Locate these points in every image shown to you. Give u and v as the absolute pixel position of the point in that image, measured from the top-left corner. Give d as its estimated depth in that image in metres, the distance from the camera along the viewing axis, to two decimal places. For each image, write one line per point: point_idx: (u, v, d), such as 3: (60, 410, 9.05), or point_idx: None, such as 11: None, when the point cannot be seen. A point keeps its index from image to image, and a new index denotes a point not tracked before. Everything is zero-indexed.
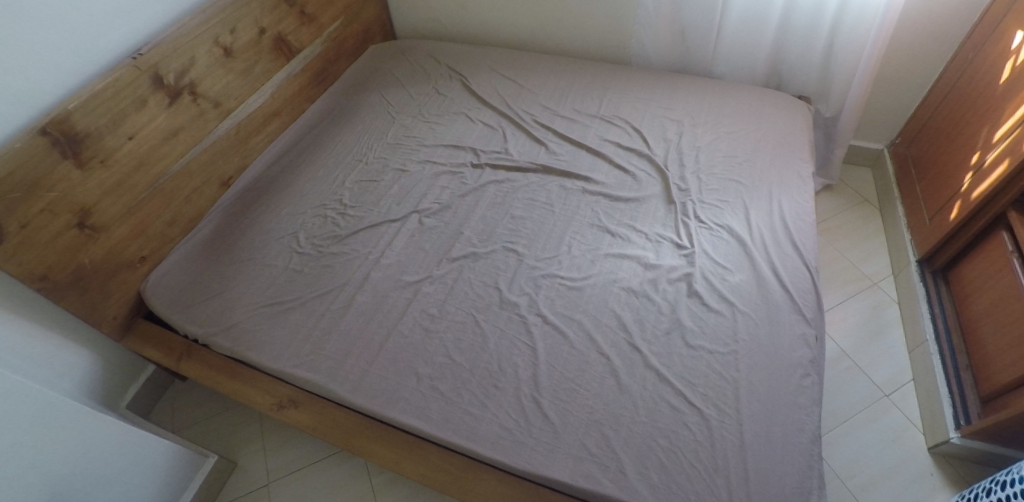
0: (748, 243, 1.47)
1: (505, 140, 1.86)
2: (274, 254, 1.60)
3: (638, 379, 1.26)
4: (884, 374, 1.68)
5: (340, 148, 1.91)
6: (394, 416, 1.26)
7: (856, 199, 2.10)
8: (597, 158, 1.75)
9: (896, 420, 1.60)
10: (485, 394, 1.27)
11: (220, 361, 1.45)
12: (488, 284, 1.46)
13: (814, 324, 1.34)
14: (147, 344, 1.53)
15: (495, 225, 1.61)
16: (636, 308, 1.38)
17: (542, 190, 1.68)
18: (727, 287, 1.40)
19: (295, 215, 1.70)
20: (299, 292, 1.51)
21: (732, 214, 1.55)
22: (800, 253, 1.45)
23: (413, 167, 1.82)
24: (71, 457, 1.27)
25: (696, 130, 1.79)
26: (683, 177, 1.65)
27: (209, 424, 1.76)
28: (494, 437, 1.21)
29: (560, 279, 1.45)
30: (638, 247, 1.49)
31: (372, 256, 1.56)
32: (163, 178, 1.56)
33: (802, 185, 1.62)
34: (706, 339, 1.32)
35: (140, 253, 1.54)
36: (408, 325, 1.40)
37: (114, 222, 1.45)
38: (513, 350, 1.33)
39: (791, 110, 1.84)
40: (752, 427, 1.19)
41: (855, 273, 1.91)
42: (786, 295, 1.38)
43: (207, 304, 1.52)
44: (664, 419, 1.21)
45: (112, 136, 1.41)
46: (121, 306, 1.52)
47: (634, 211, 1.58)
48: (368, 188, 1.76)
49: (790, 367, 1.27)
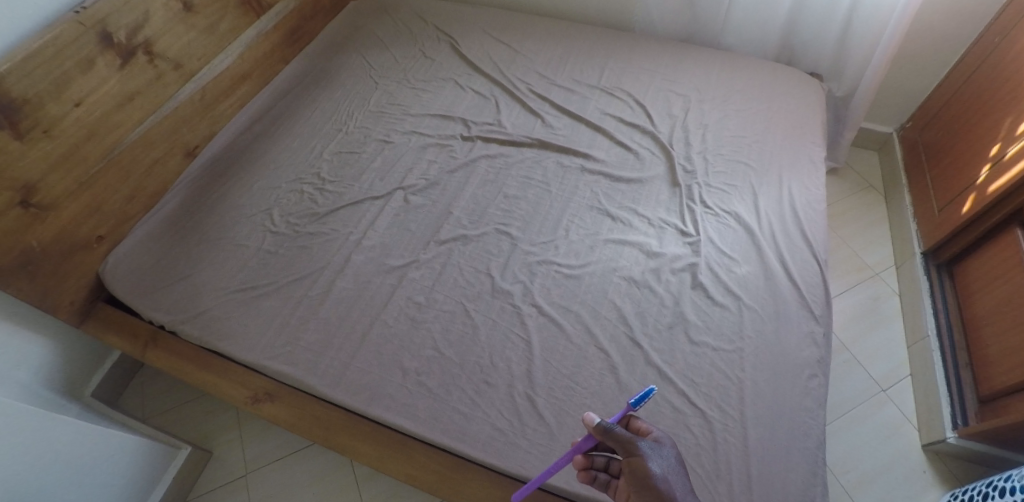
0: (755, 233, 1.39)
1: (498, 111, 1.73)
2: (246, 234, 1.49)
3: (639, 376, 1.19)
4: (882, 368, 1.64)
5: (318, 116, 1.77)
6: (378, 414, 1.18)
7: (861, 183, 2.03)
8: (597, 134, 1.64)
9: (892, 415, 1.56)
10: (476, 391, 1.18)
11: (190, 351, 1.35)
12: (480, 270, 1.36)
13: (822, 321, 1.27)
14: (109, 331, 1.42)
15: (486, 205, 1.50)
16: (637, 300, 1.29)
17: (538, 166, 1.57)
18: (734, 280, 1.32)
19: (269, 190, 1.58)
20: (273, 276, 1.40)
21: (740, 199, 1.47)
22: (810, 244, 1.38)
23: (398, 138, 1.69)
24: (26, 457, 1.17)
25: (703, 107, 1.69)
26: (688, 157, 1.55)
27: (182, 412, 1.69)
28: (485, 438, 1.13)
29: (557, 266, 1.35)
30: (641, 234, 1.40)
31: (354, 237, 1.45)
32: (119, 148, 1.41)
33: (812, 170, 1.54)
34: (711, 335, 1.24)
35: (97, 232, 1.41)
36: (393, 314, 1.30)
37: (64, 200, 1.31)
38: (506, 343, 1.24)
39: (802, 89, 1.74)
40: (756, 430, 1.13)
41: (856, 262, 1.85)
42: (793, 289, 1.31)
43: (175, 288, 1.41)
44: (665, 421, 1.14)
45: (56, 103, 1.26)
46: (79, 290, 1.40)
47: (636, 193, 1.49)
48: (348, 161, 1.64)
49: (797, 367, 1.21)
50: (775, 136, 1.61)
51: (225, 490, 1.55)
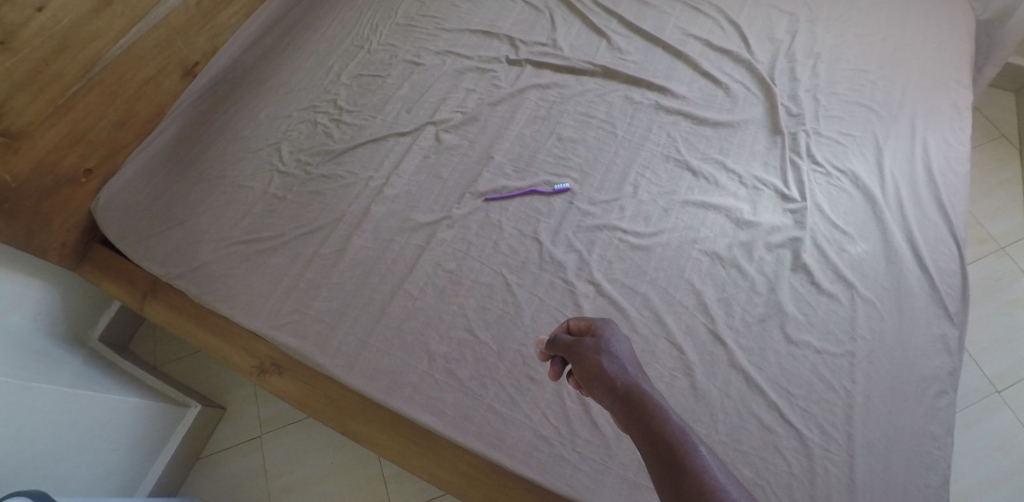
0: (878, 200, 1.09)
1: (553, 28, 1.40)
2: (252, 172, 1.28)
3: (720, 382, 0.96)
4: (999, 365, 1.36)
5: (336, 31, 1.50)
6: (398, 406, 0.98)
7: (990, 131, 1.66)
8: (676, 60, 1.31)
9: (1010, 421, 1.30)
10: (516, 388, 0.98)
11: (191, 307, 1.17)
12: (526, 233, 1.11)
13: (959, 322, 0.99)
14: (105, 275, 1.23)
15: (536, 148, 1.22)
16: (721, 282, 1.04)
17: (601, 101, 1.27)
18: (847, 262, 1.04)
19: (278, 119, 1.35)
20: (280, 227, 1.18)
21: (859, 154, 1.15)
22: (948, 219, 1.07)
23: (430, 58, 1.40)
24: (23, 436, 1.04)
25: (815, 29, 1.32)
26: (795, 96, 1.22)
27: (195, 361, 1.56)
28: (527, 448, 0.93)
29: (622, 233, 1.10)
30: (729, 196, 1.12)
31: (375, 183, 1.21)
32: (100, 64, 1.16)
33: (956, 117, 1.19)
34: (814, 334, 0.99)
35: (83, 164, 1.20)
36: (419, 284, 1.08)
37: (38, 127, 1.09)
38: (555, 329, 1.01)
39: (946, 8, 1.34)
40: (866, 462, 0.90)
41: (977, 231, 1.53)
42: (924, 277, 1.03)
43: (172, 235, 1.22)
44: (751, 441, 0.91)
45: (14, 6, 1.01)
46: (70, 229, 1.21)
47: (725, 142, 1.18)
48: (370, 86, 1.37)
49: (922, 381, 0.95)
50: (909, 71, 1.25)
51: (239, 451, 1.43)
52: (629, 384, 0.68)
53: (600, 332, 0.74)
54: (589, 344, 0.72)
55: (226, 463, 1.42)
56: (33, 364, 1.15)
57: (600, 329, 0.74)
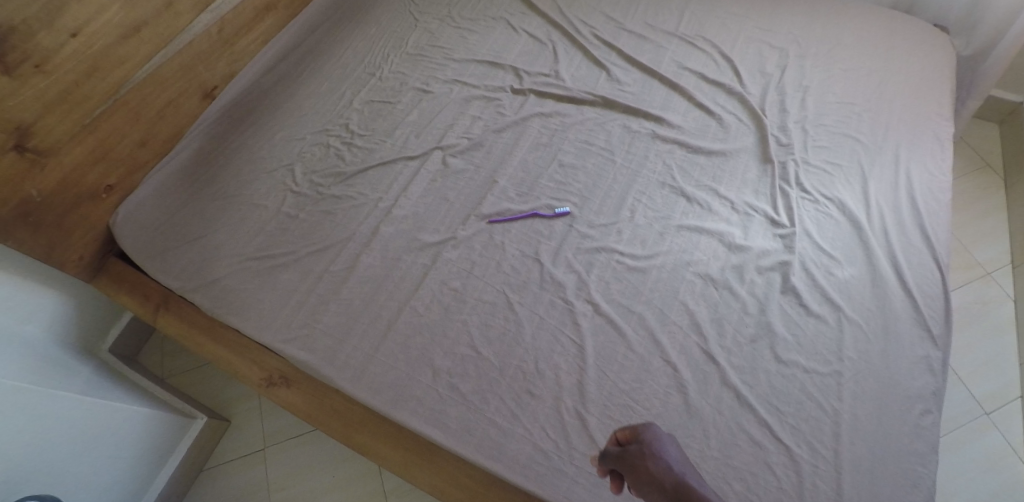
0: (863, 226, 1.14)
1: (556, 60, 1.47)
2: (266, 192, 1.33)
3: (712, 399, 1.00)
4: (987, 387, 1.40)
5: (349, 58, 1.57)
6: (403, 419, 1.02)
7: (975, 161, 1.72)
8: (672, 92, 1.38)
9: (998, 442, 1.33)
10: (517, 403, 1.02)
11: (204, 320, 1.21)
12: (528, 254, 1.17)
13: (942, 344, 1.04)
14: (120, 288, 1.28)
15: (538, 174, 1.28)
16: (713, 303, 1.08)
17: (600, 129, 1.33)
18: (834, 285, 1.09)
19: (292, 142, 1.41)
20: (292, 245, 1.24)
21: (845, 182, 1.21)
22: (931, 245, 1.12)
23: (438, 86, 1.47)
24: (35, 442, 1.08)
25: (804, 64, 1.40)
26: (784, 127, 1.29)
27: (202, 375, 1.60)
28: (526, 461, 0.97)
29: (619, 255, 1.15)
30: (721, 220, 1.17)
31: (383, 205, 1.27)
32: (126, 86, 1.24)
33: (938, 148, 1.25)
34: (803, 354, 1.03)
35: (105, 181, 1.26)
36: (425, 301, 1.13)
37: (65, 144, 1.15)
38: (554, 347, 1.06)
39: (928, 45, 1.41)
40: (853, 478, 0.93)
41: (964, 257, 1.58)
42: (908, 301, 1.07)
43: (187, 250, 1.27)
44: (742, 457, 0.95)
45: (49, 32, 1.08)
46: (88, 243, 1.26)
47: (718, 169, 1.24)
48: (380, 111, 1.44)
49: (906, 400, 0.99)
50: (893, 104, 1.32)
51: (242, 465, 1.46)
52: (679, 485, 0.74)
53: (643, 436, 0.81)
54: (635, 451, 0.79)
55: (229, 476, 1.45)
56: (45, 374, 1.19)
57: (642, 433, 0.81)
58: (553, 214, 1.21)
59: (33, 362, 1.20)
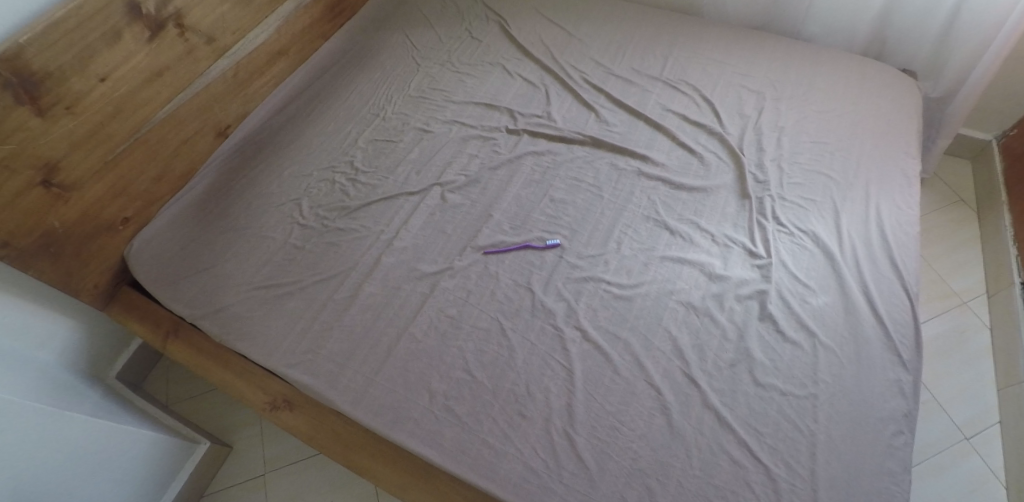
0: (836, 257, 1.22)
1: (548, 102, 1.57)
2: (274, 224, 1.41)
3: (694, 420, 1.05)
4: (967, 413, 1.45)
5: (354, 99, 1.67)
6: (400, 440, 1.07)
7: (949, 196, 1.81)
8: (656, 132, 1.47)
9: (979, 466, 1.37)
10: (509, 424, 1.07)
11: (211, 347, 1.27)
12: (520, 283, 1.24)
13: (912, 368, 1.09)
14: (132, 316, 1.35)
15: (531, 208, 1.36)
16: (695, 330, 1.15)
17: (590, 167, 1.42)
18: (808, 312, 1.16)
19: (300, 177, 1.50)
20: (298, 275, 1.31)
21: (819, 216, 1.29)
22: (900, 275, 1.19)
23: (438, 126, 1.56)
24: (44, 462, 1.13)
25: (780, 106, 1.49)
26: (761, 165, 1.38)
27: (206, 401, 1.64)
28: (517, 479, 1.02)
29: (606, 284, 1.22)
30: (702, 252, 1.25)
31: (385, 237, 1.34)
32: (146, 127, 1.33)
33: (906, 184, 1.33)
34: (779, 378, 1.09)
35: (122, 214, 1.34)
36: (423, 328, 1.20)
37: (88, 179, 1.24)
38: (544, 371, 1.12)
39: (895, 88, 1.51)
40: (829, 495, 0.98)
41: (941, 287, 1.65)
42: (879, 328, 1.14)
43: (196, 279, 1.34)
44: (722, 476, 1.00)
45: (80, 77, 1.17)
46: (103, 272, 1.34)
47: (699, 204, 1.33)
48: (384, 150, 1.53)
49: (879, 421, 1.04)
50: (863, 143, 1.41)
51: (242, 490, 1.50)
52: None
53: None
54: None
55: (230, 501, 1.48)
56: (55, 398, 1.25)
57: None
58: (544, 246, 1.28)
59: (42, 388, 1.25)
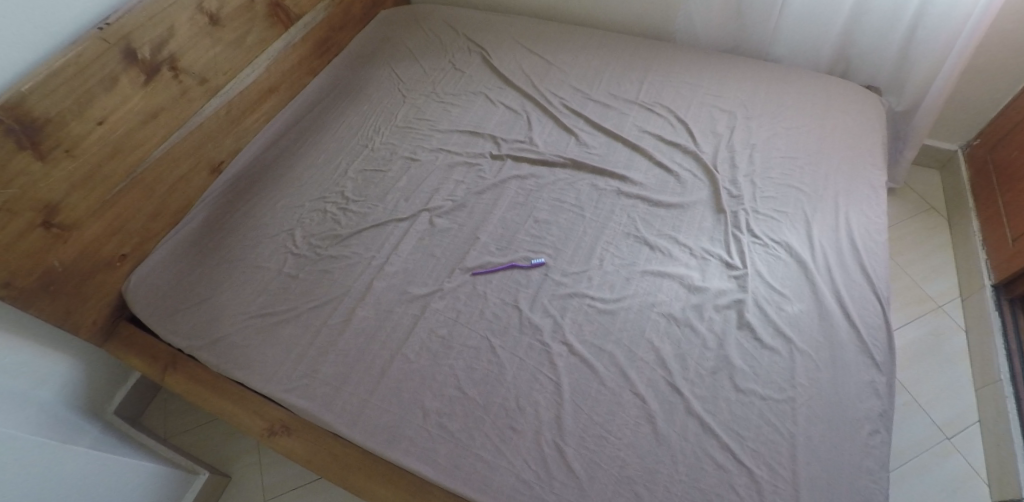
0: (809, 266, 1.27)
1: (530, 128, 1.64)
2: (268, 254, 1.45)
3: (679, 427, 1.09)
4: (946, 413, 1.49)
5: (344, 131, 1.73)
6: (396, 458, 1.11)
7: (920, 204, 1.88)
8: (634, 153, 1.54)
9: (961, 465, 1.41)
10: (501, 438, 1.10)
11: (209, 377, 1.30)
12: (508, 302, 1.28)
13: (886, 370, 1.14)
14: (131, 350, 1.38)
15: (516, 229, 1.42)
16: (676, 340, 1.19)
17: (571, 188, 1.48)
18: (785, 319, 1.21)
19: (292, 208, 1.54)
20: (292, 302, 1.35)
21: (791, 227, 1.35)
22: (870, 280, 1.24)
23: (425, 154, 1.63)
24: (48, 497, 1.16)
25: (750, 124, 1.57)
26: (735, 180, 1.44)
27: (204, 432, 1.67)
28: (510, 491, 1.05)
29: (590, 299, 1.26)
30: (681, 265, 1.30)
31: (376, 263, 1.39)
32: (143, 165, 1.38)
33: (873, 195, 1.39)
34: (759, 383, 1.13)
35: (120, 251, 1.38)
36: (415, 348, 1.23)
37: (86, 219, 1.28)
38: (533, 385, 1.16)
39: (859, 103, 1.59)
40: (811, 495, 1.01)
41: (916, 292, 1.70)
42: (852, 332, 1.18)
43: (193, 311, 1.37)
44: (707, 480, 1.03)
45: (79, 121, 1.23)
46: (101, 308, 1.37)
47: (676, 220, 1.38)
48: (373, 179, 1.58)
49: (855, 421, 1.08)
50: (831, 156, 1.48)
51: None
52: None
53: None
54: None
55: None
56: (56, 433, 1.27)
57: None
58: (530, 264, 1.34)
59: (42, 423, 1.28)
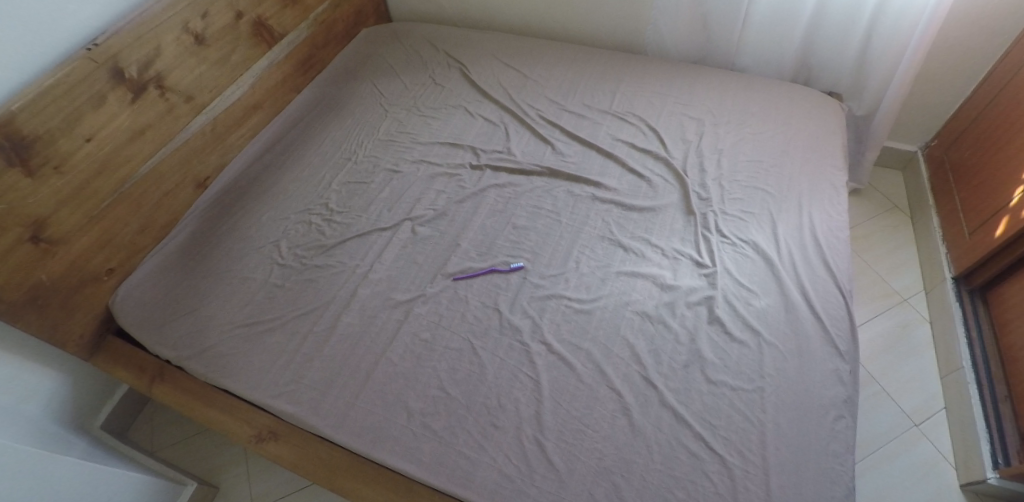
0: (775, 263, 1.33)
1: (507, 139, 1.70)
2: (254, 265, 1.48)
3: (653, 419, 1.14)
4: (914, 402, 1.55)
5: (327, 145, 1.78)
6: (381, 457, 1.14)
7: (885, 203, 1.96)
8: (608, 160, 1.60)
9: (928, 452, 1.47)
10: (483, 435, 1.14)
11: (197, 387, 1.33)
12: (488, 305, 1.33)
13: (849, 358, 1.20)
14: (118, 364, 1.40)
15: (495, 235, 1.47)
16: (650, 336, 1.24)
17: (548, 195, 1.54)
18: (753, 314, 1.26)
19: (277, 220, 1.58)
20: (279, 312, 1.38)
21: (758, 227, 1.41)
22: (833, 275, 1.31)
23: (406, 166, 1.68)
24: None
25: (718, 130, 1.64)
26: (704, 184, 1.51)
27: (192, 444, 1.68)
28: (492, 486, 1.08)
29: (567, 300, 1.31)
30: (654, 265, 1.36)
31: (359, 271, 1.43)
32: (130, 181, 1.42)
33: (834, 194, 1.47)
34: (729, 374, 1.18)
35: (107, 265, 1.41)
36: (399, 352, 1.27)
37: (74, 234, 1.31)
38: (513, 383, 1.20)
39: (820, 109, 1.67)
40: (780, 478, 1.06)
41: (883, 287, 1.77)
42: (817, 323, 1.24)
43: (180, 322, 1.40)
44: (681, 467, 1.08)
45: (67, 139, 1.26)
46: (88, 322, 1.40)
47: (648, 222, 1.44)
48: (357, 191, 1.63)
49: (822, 407, 1.14)
50: (794, 159, 1.55)
51: None
52: None
53: None
54: None
55: None
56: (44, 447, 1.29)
57: None
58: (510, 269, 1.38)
59: (29, 438, 1.29)
